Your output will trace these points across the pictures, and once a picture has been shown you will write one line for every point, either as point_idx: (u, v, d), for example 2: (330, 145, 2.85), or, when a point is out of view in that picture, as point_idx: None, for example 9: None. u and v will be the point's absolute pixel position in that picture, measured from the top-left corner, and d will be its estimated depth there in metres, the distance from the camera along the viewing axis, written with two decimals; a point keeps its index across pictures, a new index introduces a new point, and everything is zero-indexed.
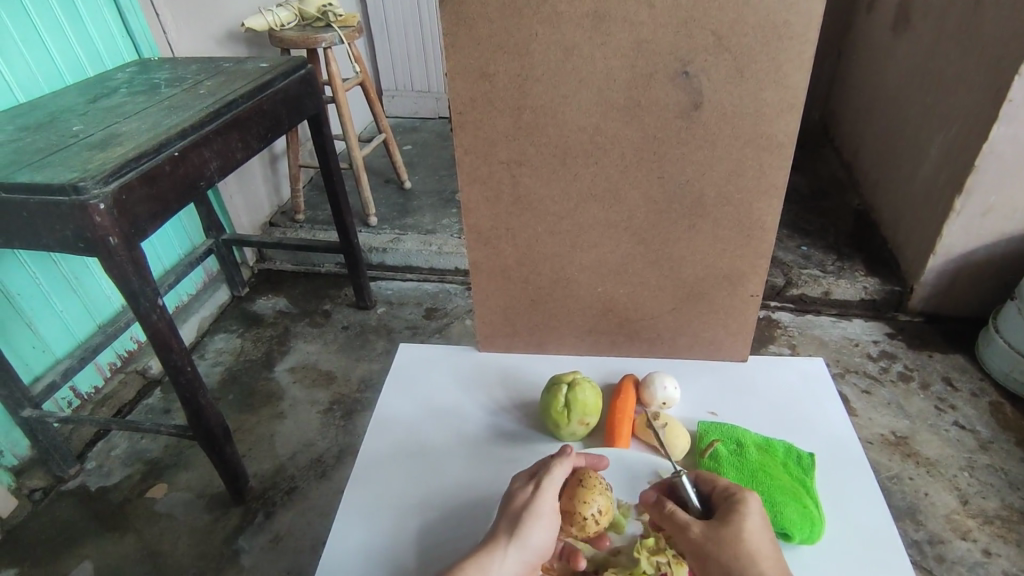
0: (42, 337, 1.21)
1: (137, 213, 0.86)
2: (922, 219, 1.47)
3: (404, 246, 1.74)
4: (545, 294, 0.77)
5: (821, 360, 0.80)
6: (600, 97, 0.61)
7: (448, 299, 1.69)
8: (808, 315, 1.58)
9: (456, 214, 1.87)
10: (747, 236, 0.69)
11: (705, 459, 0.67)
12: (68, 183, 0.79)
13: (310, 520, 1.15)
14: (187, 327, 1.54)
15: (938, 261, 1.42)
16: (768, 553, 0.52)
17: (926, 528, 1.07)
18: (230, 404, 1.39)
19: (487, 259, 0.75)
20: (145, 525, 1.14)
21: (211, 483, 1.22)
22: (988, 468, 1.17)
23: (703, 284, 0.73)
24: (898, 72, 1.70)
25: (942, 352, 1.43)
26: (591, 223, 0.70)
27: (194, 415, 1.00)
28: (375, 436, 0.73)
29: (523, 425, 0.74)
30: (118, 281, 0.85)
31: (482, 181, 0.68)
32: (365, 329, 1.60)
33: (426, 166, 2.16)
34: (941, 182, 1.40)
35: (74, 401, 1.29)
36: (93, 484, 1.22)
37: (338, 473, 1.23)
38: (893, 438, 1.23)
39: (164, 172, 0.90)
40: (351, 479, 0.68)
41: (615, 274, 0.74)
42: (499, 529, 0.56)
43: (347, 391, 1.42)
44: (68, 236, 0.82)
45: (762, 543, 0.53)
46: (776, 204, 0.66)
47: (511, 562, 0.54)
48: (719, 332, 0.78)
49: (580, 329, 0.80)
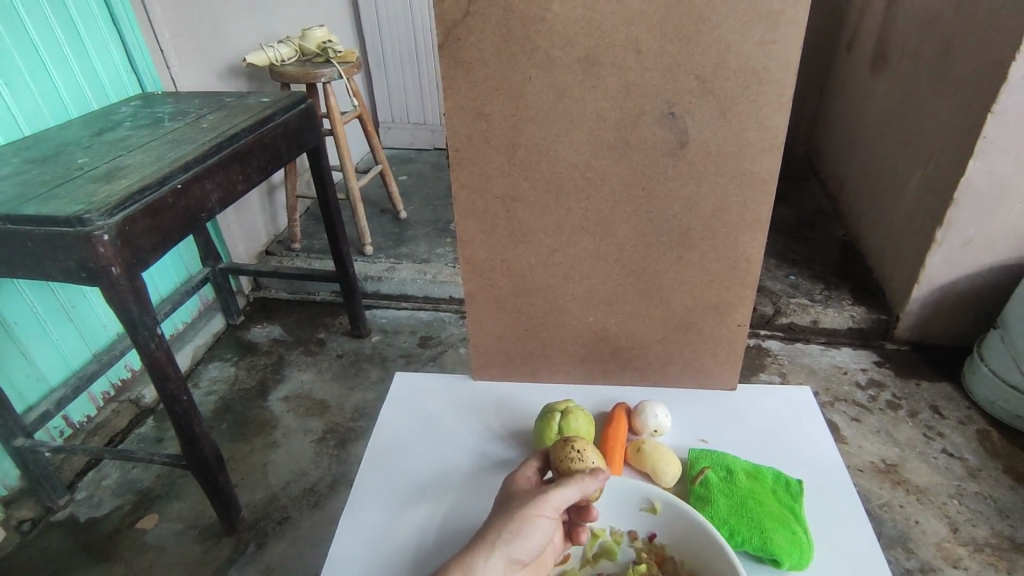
0: (36, 365, 1.21)
1: (140, 244, 0.88)
2: (905, 249, 1.51)
3: (399, 275, 1.76)
4: (538, 324, 0.79)
5: (807, 388, 0.82)
6: (591, 136, 0.64)
7: (442, 327, 1.71)
8: (797, 344, 1.60)
9: (450, 243, 1.90)
10: (732, 269, 0.71)
11: (697, 488, 0.68)
12: (73, 215, 0.81)
13: (302, 551, 1.14)
14: (182, 356, 1.54)
15: (922, 291, 1.45)
16: None
17: (918, 556, 1.08)
18: (223, 433, 1.39)
19: (482, 289, 0.77)
20: (134, 557, 1.13)
21: (202, 513, 1.21)
22: (977, 495, 1.18)
23: (692, 314, 0.76)
24: (878, 109, 1.77)
25: (929, 380, 1.45)
26: (582, 255, 0.73)
27: (189, 444, 1.00)
28: (372, 462, 0.74)
29: (517, 451, 0.75)
30: (118, 311, 0.86)
31: (478, 214, 0.71)
32: (360, 357, 1.61)
33: (422, 197, 2.19)
34: (922, 214, 1.44)
35: (66, 430, 1.28)
36: (83, 514, 1.21)
37: (331, 503, 1.23)
38: (882, 465, 1.25)
39: (166, 204, 0.92)
40: (349, 505, 0.69)
41: (606, 304, 0.76)
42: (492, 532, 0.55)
43: (341, 420, 1.42)
44: (71, 265, 0.83)
45: None
46: (759, 238, 0.69)
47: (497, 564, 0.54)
48: (708, 361, 0.79)
49: (573, 358, 0.82)
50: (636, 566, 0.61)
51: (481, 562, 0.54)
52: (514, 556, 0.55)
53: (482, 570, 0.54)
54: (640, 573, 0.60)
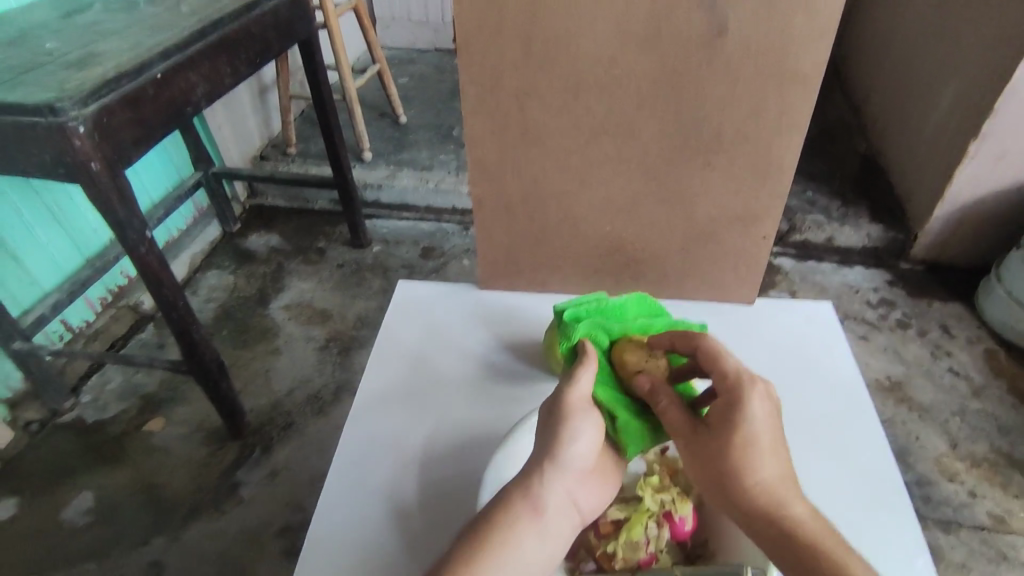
0: (28, 269, 1.18)
1: (121, 139, 0.81)
2: (931, 164, 1.44)
3: (400, 183, 1.69)
4: (550, 231, 0.74)
5: (829, 303, 0.79)
6: (619, 17, 0.57)
7: (445, 238, 1.66)
8: (809, 262, 1.57)
9: (453, 151, 1.81)
10: (763, 174, 0.66)
11: (568, 333, 0.61)
12: (44, 103, 0.73)
13: (309, 454, 1.16)
14: (178, 264, 1.52)
15: (946, 208, 1.40)
16: (767, 444, 0.48)
17: (915, 470, 1.10)
18: (224, 341, 1.38)
19: (490, 194, 0.71)
20: (143, 458, 1.15)
21: (208, 417, 1.22)
22: (979, 413, 1.19)
23: (716, 224, 0.71)
24: (916, 8, 1.63)
25: (941, 301, 1.43)
26: (600, 157, 0.67)
27: (189, 351, 0.99)
28: (374, 374, 0.72)
29: (523, 364, 0.73)
30: (103, 211, 0.81)
31: (489, 110, 0.64)
32: (361, 268, 1.57)
33: (423, 101, 2.07)
34: (955, 125, 1.35)
35: (66, 334, 1.27)
36: (89, 417, 1.22)
37: (336, 410, 1.24)
38: (887, 383, 1.25)
39: (147, 95, 0.85)
40: (352, 415, 0.67)
41: (624, 211, 0.71)
42: (537, 449, 0.51)
43: (344, 330, 1.40)
44: (48, 160, 0.77)
45: (764, 433, 0.48)
46: (797, 141, 0.62)
47: (556, 481, 0.50)
48: (728, 275, 0.76)
49: (585, 269, 0.78)
50: (648, 479, 0.55)
51: (538, 474, 0.50)
52: (567, 462, 0.50)
53: (543, 481, 0.49)
54: (653, 485, 0.54)
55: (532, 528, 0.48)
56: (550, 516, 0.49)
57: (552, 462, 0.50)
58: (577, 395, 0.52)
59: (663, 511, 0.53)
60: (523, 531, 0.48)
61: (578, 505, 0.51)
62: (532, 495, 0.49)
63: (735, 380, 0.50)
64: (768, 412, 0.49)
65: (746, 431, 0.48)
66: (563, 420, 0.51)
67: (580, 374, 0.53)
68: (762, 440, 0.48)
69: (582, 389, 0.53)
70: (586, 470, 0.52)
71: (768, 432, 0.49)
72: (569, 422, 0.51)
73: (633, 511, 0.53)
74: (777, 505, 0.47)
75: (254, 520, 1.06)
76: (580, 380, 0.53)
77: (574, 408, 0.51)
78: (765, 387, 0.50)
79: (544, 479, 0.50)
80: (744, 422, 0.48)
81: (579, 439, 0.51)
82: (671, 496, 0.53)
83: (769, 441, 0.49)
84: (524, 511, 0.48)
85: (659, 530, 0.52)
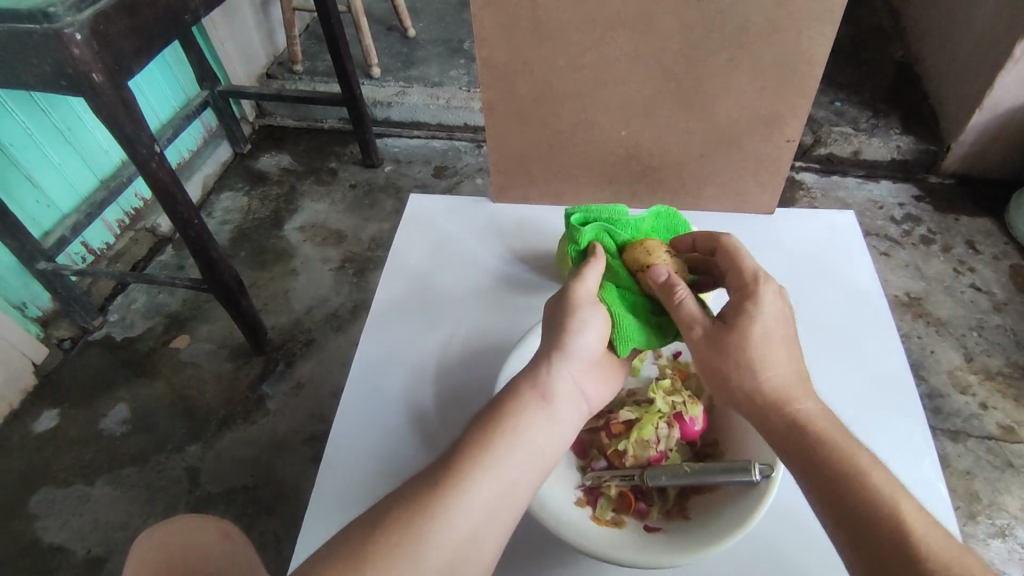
0: (44, 191, 1.19)
1: (119, 47, 0.79)
2: (972, 69, 1.35)
3: (410, 99, 1.63)
4: (563, 139, 0.72)
5: (851, 212, 0.76)
6: None
7: (458, 157, 1.63)
8: (833, 177, 1.51)
9: (464, 65, 1.74)
10: (790, 71, 0.62)
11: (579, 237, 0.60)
12: (37, 9, 0.71)
13: (329, 369, 1.19)
14: (192, 185, 1.51)
15: (983, 117, 1.33)
16: (781, 340, 0.48)
17: (928, 383, 1.10)
18: (242, 261, 1.39)
19: (502, 99, 0.69)
20: (172, 372, 1.19)
21: (231, 334, 1.25)
22: (997, 328, 1.18)
23: (737, 128, 0.68)
24: None
25: (969, 216, 1.39)
26: (617, 55, 0.63)
27: (207, 268, 1.00)
28: (388, 285, 0.72)
29: (535, 274, 0.73)
30: (110, 125, 0.80)
31: (498, 4, 0.61)
32: (374, 188, 1.56)
33: (432, 11, 1.97)
34: (1003, 24, 1.26)
35: (88, 256, 1.30)
36: (118, 335, 1.26)
37: (355, 327, 1.26)
38: (906, 298, 1.23)
39: (143, 1, 0.81)
40: (368, 324, 0.68)
41: (641, 115, 0.68)
42: (546, 342, 0.52)
43: (358, 250, 1.41)
44: (49, 71, 0.75)
45: (777, 329, 0.48)
46: (828, 31, 0.59)
47: (564, 371, 0.50)
48: (749, 182, 0.73)
49: (600, 178, 0.76)
50: (661, 383, 0.57)
51: (546, 365, 0.50)
52: (574, 351, 0.51)
53: (552, 371, 0.50)
54: (665, 388, 0.56)
55: (540, 413, 0.48)
56: (558, 404, 0.49)
57: (559, 351, 0.51)
58: (583, 289, 0.53)
59: (675, 411, 0.54)
60: (533, 417, 0.48)
61: (585, 394, 0.51)
62: (541, 383, 0.49)
63: (753, 276, 0.50)
64: (783, 309, 0.49)
65: (762, 324, 0.48)
66: (571, 310, 0.52)
67: (587, 270, 0.55)
68: (777, 336, 0.48)
69: (590, 283, 0.54)
70: (593, 362, 0.52)
71: (782, 329, 0.49)
72: (574, 313, 0.52)
73: (644, 411, 0.55)
74: (786, 398, 0.46)
75: (281, 429, 1.12)
76: (588, 275, 0.54)
77: (580, 300, 0.53)
78: (781, 287, 0.51)
79: (552, 368, 0.50)
80: (761, 315, 0.48)
81: (585, 329, 0.52)
82: (683, 398, 0.54)
83: (784, 339, 0.49)
84: (532, 399, 0.48)
85: (670, 430, 0.53)
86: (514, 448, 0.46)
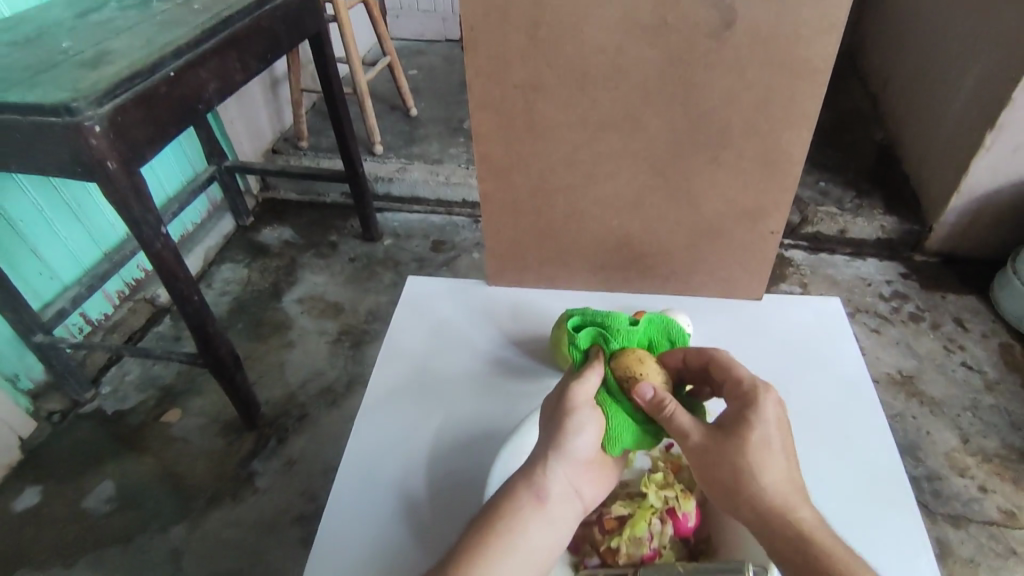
0: (48, 264, 1.21)
1: (134, 136, 0.82)
2: (948, 155, 1.42)
3: (411, 176, 1.69)
4: (557, 227, 0.75)
5: (838, 299, 0.78)
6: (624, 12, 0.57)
7: (456, 231, 1.67)
8: (821, 254, 1.55)
9: (463, 144, 1.81)
10: (771, 170, 0.65)
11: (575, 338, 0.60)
12: (60, 102, 0.75)
13: (322, 445, 1.18)
14: (193, 257, 1.54)
15: (961, 200, 1.38)
16: (778, 449, 0.49)
17: (926, 465, 1.09)
18: (239, 333, 1.40)
19: (498, 190, 0.72)
20: (162, 448, 1.18)
21: (224, 408, 1.24)
22: (991, 408, 1.18)
23: (724, 220, 0.71)
24: None
25: (955, 294, 1.41)
26: (607, 154, 0.67)
27: (204, 344, 1.01)
28: (385, 368, 0.73)
29: (530, 358, 0.74)
30: (119, 209, 0.83)
31: (495, 107, 0.65)
32: (372, 261, 1.58)
33: (433, 93, 2.07)
34: (974, 114, 1.33)
35: (85, 327, 1.30)
36: (109, 408, 1.25)
37: (349, 401, 1.26)
38: (898, 376, 1.24)
39: (160, 93, 0.86)
40: (363, 407, 0.69)
41: (631, 207, 0.71)
42: (543, 441, 0.53)
43: (355, 322, 1.42)
44: (66, 159, 0.79)
45: (774, 438, 0.49)
46: (805, 135, 0.62)
47: (558, 471, 0.52)
48: (736, 270, 0.76)
49: (593, 265, 0.78)
50: (652, 475, 0.56)
51: (542, 465, 0.52)
52: (570, 452, 0.52)
53: (548, 471, 0.52)
54: (657, 481, 0.55)
55: (537, 514, 0.50)
56: (554, 503, 0.51)
57: (557, 451, 0.52)
58: (582, 392, 0.54)
59: (667, 506, 0.53)
60: (529, 517, 0.50)
61: (580, 492, 0.53)
62: (536, 484, 0.51)
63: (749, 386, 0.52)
64: (780, 418, 0.50)
65: (759, 433, 0.49)
66: (568, 413, 0.53)
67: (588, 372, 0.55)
68: (774, 445, 0.49)
69: (589, 385, 0.54)
70: (588, 461, 0.54)
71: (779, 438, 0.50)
72: (570, 416, 0.53)
73: (637, 505, 0.54)
74: (784, 507, 0.47)
75: (269, 509, 1.09)
76: (589, 378, 0.55)
77: (578, 403, 0.53)
78: (777, 394, 0.52)
79: (547, 468, 0.52)
80: (759, 424, 0.49)
81: (583, 430, 0.53)
82: (675, 492, 0.54)
83: (782, 448, 0.49)
84: (529, 500, 0.50)
85: (662, 526, 0.53)
86: (511, 551, 0.48)
